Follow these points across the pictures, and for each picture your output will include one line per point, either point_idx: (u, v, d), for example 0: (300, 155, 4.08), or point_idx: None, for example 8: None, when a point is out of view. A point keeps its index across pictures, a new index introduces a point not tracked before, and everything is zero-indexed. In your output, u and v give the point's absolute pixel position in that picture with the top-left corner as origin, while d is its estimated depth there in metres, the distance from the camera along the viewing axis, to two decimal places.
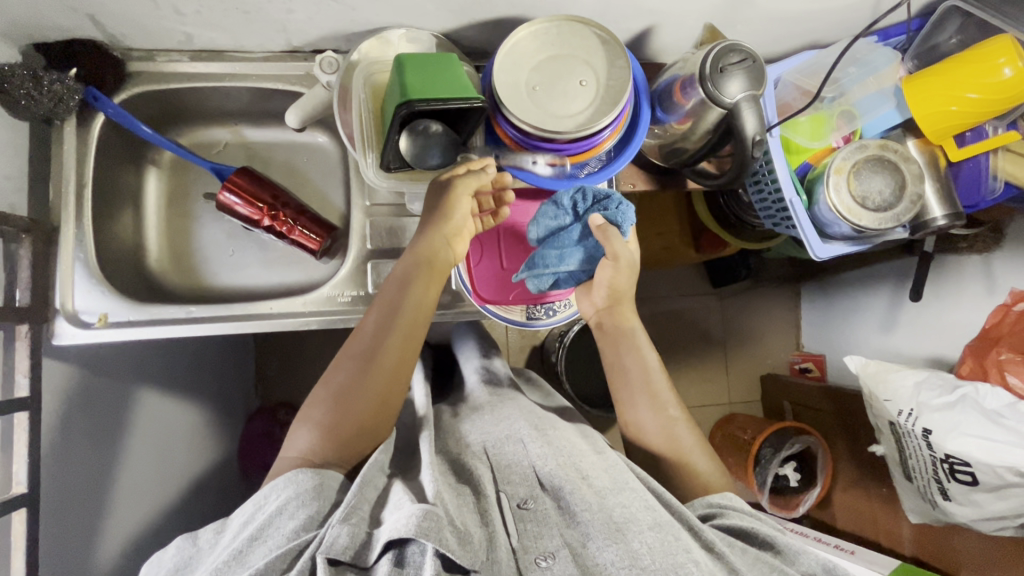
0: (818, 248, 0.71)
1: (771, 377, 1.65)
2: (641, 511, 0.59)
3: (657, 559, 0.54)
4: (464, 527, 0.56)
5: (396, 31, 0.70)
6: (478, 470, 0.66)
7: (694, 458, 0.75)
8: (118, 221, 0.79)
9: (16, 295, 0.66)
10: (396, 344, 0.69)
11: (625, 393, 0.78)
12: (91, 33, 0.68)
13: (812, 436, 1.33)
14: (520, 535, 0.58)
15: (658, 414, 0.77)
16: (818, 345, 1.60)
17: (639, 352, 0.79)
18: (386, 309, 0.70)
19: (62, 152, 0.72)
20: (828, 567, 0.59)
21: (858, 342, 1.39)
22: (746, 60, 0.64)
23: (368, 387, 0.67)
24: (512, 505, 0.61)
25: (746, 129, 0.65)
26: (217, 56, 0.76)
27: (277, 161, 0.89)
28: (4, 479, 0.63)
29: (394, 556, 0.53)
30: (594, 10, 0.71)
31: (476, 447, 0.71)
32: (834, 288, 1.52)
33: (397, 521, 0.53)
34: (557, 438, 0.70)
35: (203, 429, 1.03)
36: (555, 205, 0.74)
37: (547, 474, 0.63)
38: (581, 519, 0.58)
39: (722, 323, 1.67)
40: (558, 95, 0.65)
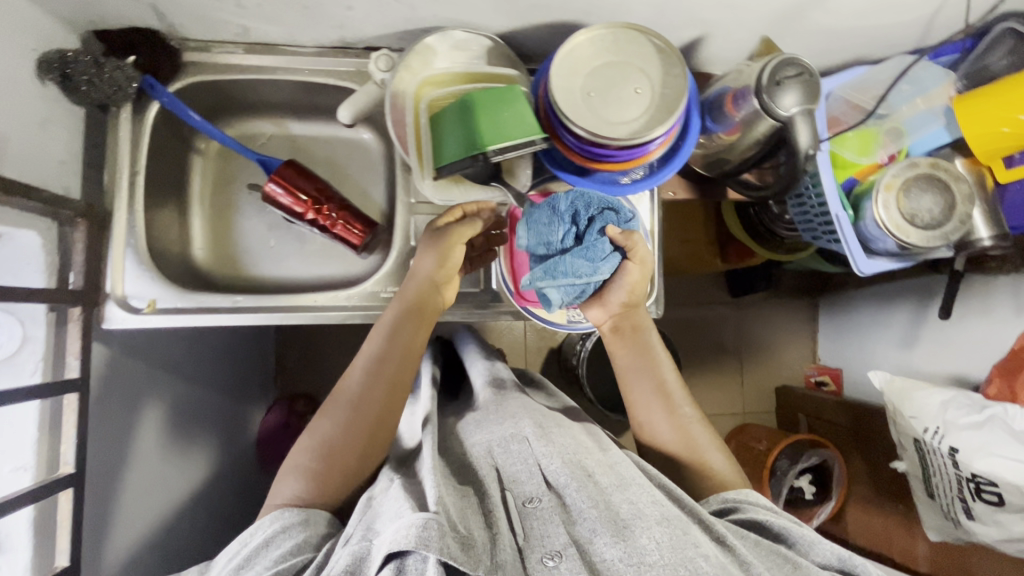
0: (862, 263, 0.72)
1: (786, 390, 1.65)
2: (649, 507, 0.58)
3: (666, 554, 0.53)
4: (466, 532, 0.55)
5: (455, 31, 0.69)
6: (484, 475, 0.65)
7: (710, 458, 0.75)
8: (166, 210, 0.80)
9: (70, 277, 0.67)
10: (386, 390, 0.69)
11: (639, 395, 0.79)
12: (152, 22, 0.69)
13: (828, 450, 1.32)
14: (527, 535, 0.58)
15: (672, 416, 0.77)
16: (834, 359, 1.61)
17: (652, 355, 0.80)
18: (375, 356, 0.70)
19: (118, 138, 0.73)
20: (842, 559, 0.58)
21: (878, 358, 1.40)
22: (802, 74, 0.64)
23: (357, 431, 0.67)
24: (518, 504, 0.61)
25: (799, 142, 0.66)
26: (270, 50, 0.77)
27: (320, 156, 0.89)
28: (52, 459, 0.65)
29: (395, 566, 0.51)
30: (649, 16, 0.71)
31: (479, 450, 0.70)
32: (853, 302, 1.52)
33: (397, 531, 0.52)
34: (560, 436, 0.69)
35: (221, 418, 1.04)
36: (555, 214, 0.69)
37: (554, 472, 0.63)
38: (586, 516, 0.57)
39: (739, 333, 1.68)
40: (612, 102, 0.66)
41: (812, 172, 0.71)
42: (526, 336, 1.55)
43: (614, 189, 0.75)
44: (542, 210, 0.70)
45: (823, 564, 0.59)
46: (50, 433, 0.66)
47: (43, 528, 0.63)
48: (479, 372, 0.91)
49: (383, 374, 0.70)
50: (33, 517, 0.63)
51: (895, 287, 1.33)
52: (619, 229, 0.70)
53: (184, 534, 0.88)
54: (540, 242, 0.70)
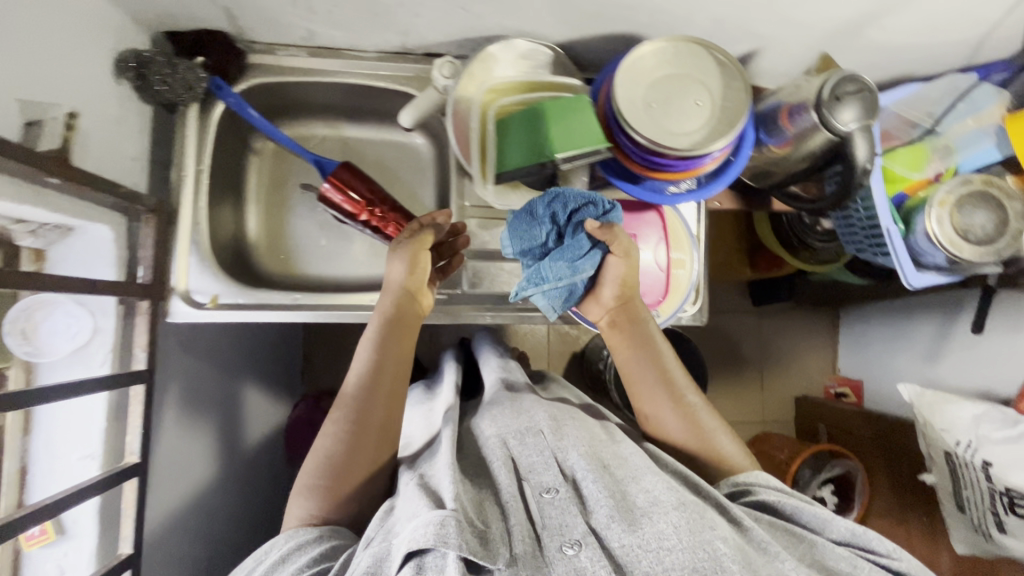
0: (912, 276, 0.73)
1: (806, 399, 1.66)
2: (664, 494, 0.57)
3: (683, 538, 0.52)
4: (482, 525, 0.55)
5: (520, 42, 0.71)
6: (496, 464, 0.64)
7: (723, 447, 0.71)
8: (225, 207, 0.82)
9: (139, 272, 0.69)
10: (383, 403, 0.66)
11: (642, 387, 0.74)
12: (223, 25, 0.71)
13: (851, 460, 1.33)
14: (543, 524, 0.56)
15: (680, 410, 0.72)
16: (854, 370, 1.62)
17: (652, 345, 0.74)
18: (368, 374, 0.67)
19: (184, 136, 0.75)
20: (856, 533, 0.58)
21: (901, 370, 1.40)
22: (861, 91, 0.66)
23: (360, 448, 0.64)
24: (534, 493, 0.60)
25: (856, 156, 0.67)
26: (333, 53, 0.78)
27: (371, 157, 0.90)
28: (119, 448, 0.67)
29: (415, 563, 0.51)
30: (707, 29, 0.73)
31: (493, 441, 0.68)
32: (875, 313, 1.53)
33: (414, 530, 0.52)
34: (573, 429, 0.68)
35: (249, 412, 1.05)
36: (531, 218, 0.68)
37: (573, 466, 0.62)
38: (599, 505, 0.56)
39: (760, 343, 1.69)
40: (673, 113, 0.67)
41: (865, 189, 0.73)
42: (549, 340, 1.56)
43: (665, 198, 0.76)
44: (521, 216, 0.69)
45: (839, 540, 0.59)
46: (116, 424, 0.67)
47: (109, 518, 0.66)
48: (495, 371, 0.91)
49: (379, 390, 0.67)
50: (101, 504, 0.65)
51: (920, 300, 1.34)
52: (597, 223, 0.66)
53: (214, 526, 0.89)
54: (520, 250, 0.70)
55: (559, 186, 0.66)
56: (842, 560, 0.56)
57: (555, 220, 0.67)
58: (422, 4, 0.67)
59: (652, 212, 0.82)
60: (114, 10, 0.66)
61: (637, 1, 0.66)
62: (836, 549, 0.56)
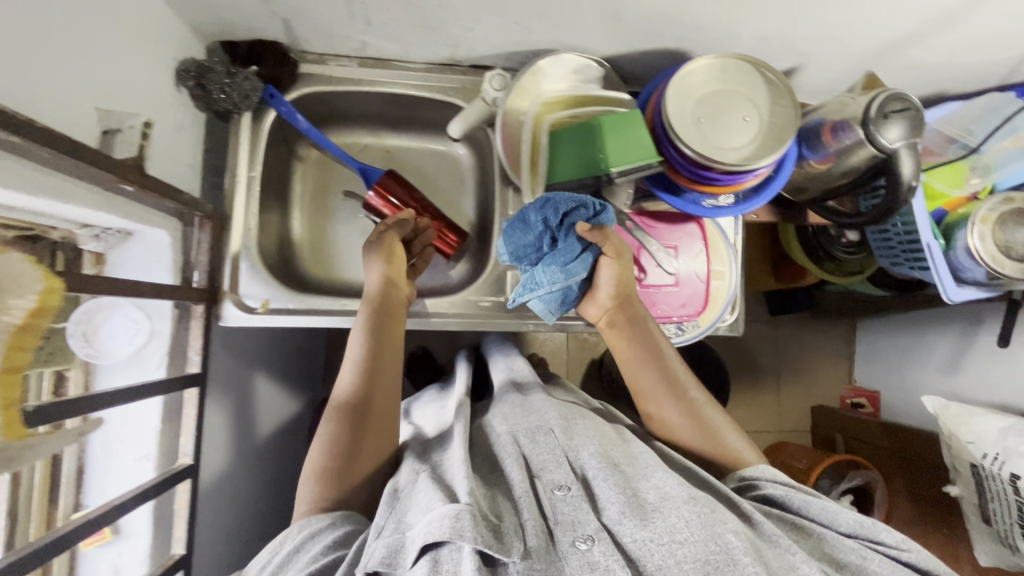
0: (951, 291, 0.74)
1: (823, 409, 1.66)
2: (675, 489, 0.54)
3: (696, 531, 0.49)
4: (496, 518, 0.51)
5: (571, 58, 0.72)
6: (506, 460, 0.60)
7: (732, 443, 0.66)
8: (272, 214, 0.83)
9: (195, 276, 0.71)
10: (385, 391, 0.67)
11: (643, 384, 0.70)
12: (279, 36, 0.73)
13: (870, 470, 1.30)
14: (555, 520, 0.53)
15: (684, 405, 0.68)
16: (872, 381, 1.61)
17: (652, 341, 0.71)
18: (367, 365, 0.67)
19: (237, 144, 0.76)
20: (865, 525, 0.55)
21: (919, 381, 1.41)
22: (908, 109, 0.67)
23: (363, 427, 0.63)
24: (545, 490, 0.56)
25: (903, 173, 0.68)
26: (383, 64, 0.80)
27: (412, 166, 0.92)
28: (172, 450, 0.69)
29: (430, 558, 0.48)
30: (753, 46, 0.75)
31: (504, 437, 0.64)
32: (893, 323, 1.53)
33: (430, 523, 0.49)
34: (585, 428, 0.65)
35: (278, 415, 1.05)
36: (524, 224, 0.69)
37: (585, 465, 0.58)
38: (612, 503, 0.53)
39: (774, 355, 1.70)
40: (722, 128, 0.69)
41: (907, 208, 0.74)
42: (567, 347, 1.57)
43: (706, 210, 0.77)
44: (516, 224, 0.71)
45: (848, 533, 0.56)
46: (170, 425, 0.69)
47: (161, 518, 0.67)
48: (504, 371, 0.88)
49: (379, 379, 0.67)
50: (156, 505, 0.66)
51: (940, 312, 1.34)
52: (586, 225, 0.66)
53: (248, 527, 0.90)
54: (515, 256, 0.71)
55: (549, 193, 0.67)
56: (851, 554, 0.53)
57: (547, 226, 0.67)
58: (477, 19, 0.68)
59: (694, 224, 0.83)
60: (178, 21, 0.68)
61: (688, 18, 0.68)
62: (845, 543, 0.54)
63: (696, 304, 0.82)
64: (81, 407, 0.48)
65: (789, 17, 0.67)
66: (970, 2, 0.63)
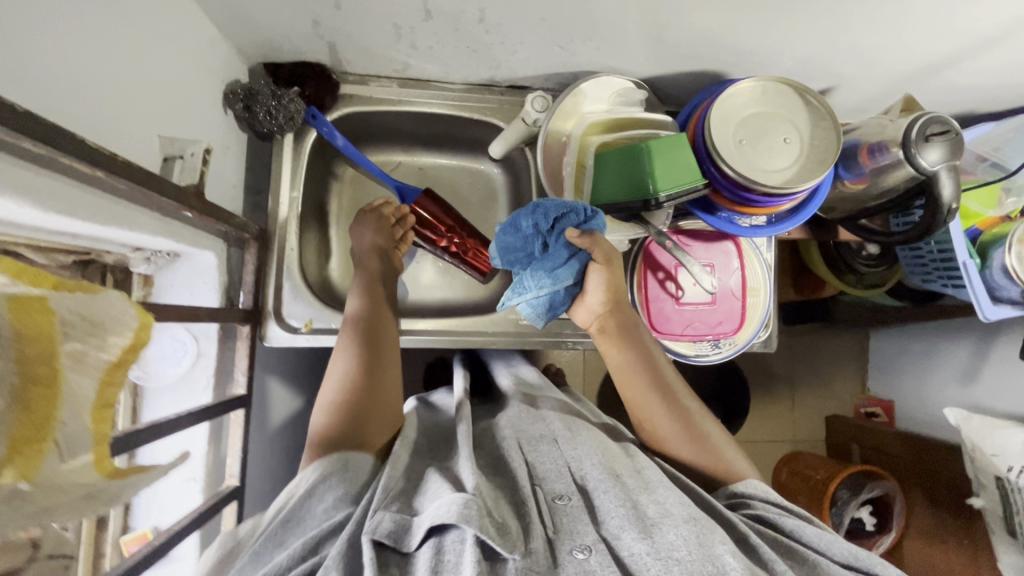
0: (989, 309, 0.74)
1: (837, 419, 1.55)
2: (676, 506, 0.52)
3: (694, 551, 0.47)
4: (501, 516, 0.50)
5: (618, 81, 0.73)
6: (514, 463, 0.59)
7: (727, 454, 0.64)
8: (309, 232, 0.83)
9: (240, 297, 0.71)
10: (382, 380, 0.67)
11: (634, 390, 0.68)
12: (323, 58, 0.73)
13: (890, 481, 1.26)
14: (555, 527, 0.51)
15: (678, 414, 0.66)
16: (886, 389, 1.52)
17: (643, 346, 0.70)
18: (355, 363, 0.67)
19: (279, 164, 0.77)
20: (859, 556, 0.52)
21: (937, 395, 1.33)
22: (948, 132, 0.68)
23: (369, 369, 0.67)
24: (545, 501, 0.55)
25: (943, 195, 0.69)
26: (422, 85, 0.80)
27: (445, 183, 0.92)
28: (218, 473, 0.68)
29: (433, 544, 0.47)
30: (790, 68, 0.76)
31: (508, 441, 0.63)
32: (906, 333, 1.45)
33: (437, 507, 0.48)
34: (588, 439, 0.63)
35: None
36: (515, 229, 0.68)
37: (587, 475, 0.57)
38: (614, 514, 0.51)
39: (788, 361, 1.57)
40: (763, 150, 0.69)
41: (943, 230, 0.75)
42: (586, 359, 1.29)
43: (744, 229, 0.77)
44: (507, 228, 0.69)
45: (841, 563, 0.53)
46: (215, 446, 0.69)
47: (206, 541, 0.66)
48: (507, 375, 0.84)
49: (370, 373, 0.67)
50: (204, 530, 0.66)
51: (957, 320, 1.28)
52: (577, 232, 0.64)
53: None
54: (506, 261, 0.70)
55: (539, 200, 0.67)
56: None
57: (538, 231, 0.67)
58: (522, 42, 0.69)
59: (730, 242, 0.83)
60: (227, 44, 0.68)
61: (732, 43, 0.69)
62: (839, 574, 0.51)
63: (735, 321, 0.82)
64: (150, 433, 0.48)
65: (830, 42, 0.69)
66: (1011, 29, 0.64)
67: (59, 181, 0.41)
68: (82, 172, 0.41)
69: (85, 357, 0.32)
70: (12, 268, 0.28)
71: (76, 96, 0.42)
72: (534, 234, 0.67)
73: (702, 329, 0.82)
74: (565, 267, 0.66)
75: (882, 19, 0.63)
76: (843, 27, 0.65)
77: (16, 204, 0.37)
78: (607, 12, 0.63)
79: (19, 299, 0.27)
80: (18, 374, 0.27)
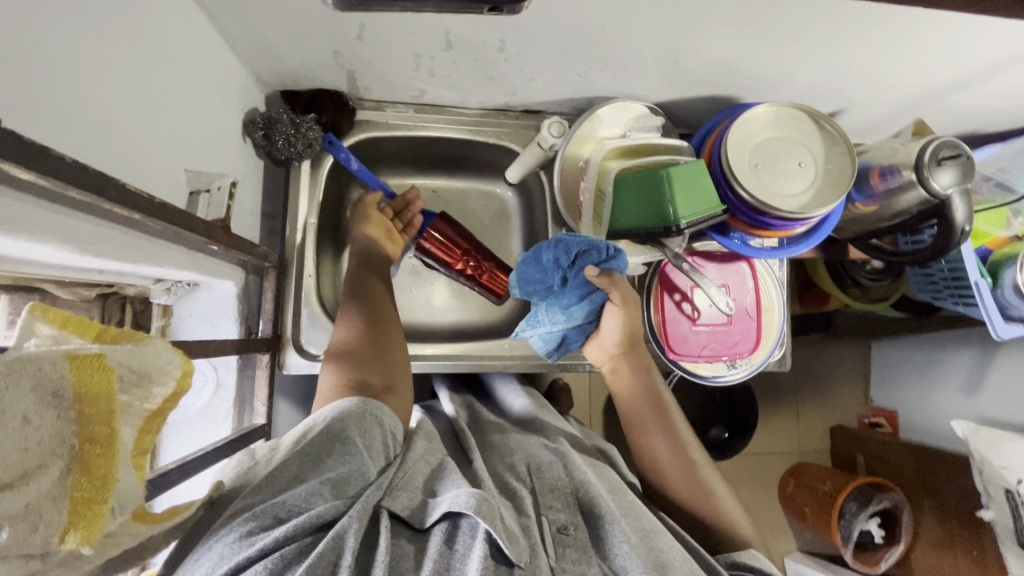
0: (1001, 328, 0.75)
1: (841, 430, 1.55)
2: (679, 560, 0.51)
3: None
4: (512, 527, 0.49)
5: (637, 107, 0.76)
6: (521, 491, 0.57)
7: (733, 517, 0.61)
8: (324, 257, 0.83)
9: (261, 325, 0.70)
10: (386, 362, 0.64)
11: (641, 431, 0.67)
12: (341, 85, 0.74)
13: (898, 493, 1.26)
14: (559, 558, 0.50)
15: (686, 465, 0.64)
16: (889, 400, 1.53)
17: (656, 390, 0.69)
18: (352, 351, 0.63)
19: (296, 190, 0.77)
20: None
21: (939, 406, 1.34)
22: (959, 155, 0.68)
23: (375, 323, 0.67)
24: (550, 528, 0.52)
25: (956, 218, 0.70)
26: (437, 110, 0.81)
27: (458, 206, 0.92)
28: None
29: (447, 527, 0.48)
30: (801, 93, 0.77)
31: (519, 460, 0.62)
32: (907, 344, 1.46)
33: (457, 493, 0.48)
34: (600, 471, 0.63)
35: None
36: (537, 262, 0.69)
37: (593, 502, 0.55)
38: (623, 550, 0.50)
39: (793, 373, 1.57)
40: (778, 174, 0.70)
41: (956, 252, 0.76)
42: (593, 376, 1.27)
43: (758, 250, 0.78)
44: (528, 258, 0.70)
45: None
46: None
47: None
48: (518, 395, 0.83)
49: (370, 356, 0.63)
50: None
51: (958, 331, 1.29)
52: (597, 271, 0.66)
53: None
54: (524, 291, 0.71)
55: (562, 234, 0.68)
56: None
57: (559, 266, 0.68)
58: (540, 69, 0.70)
59: (745, 262, 0.84)
60: (247, 74, 0.68)
61: (745, 70, 0.71)
62: None
63: (751, 341, 0.83)
64: (180, 471, 0.47)
65: (842, 69, 0.70)
66: (1018, 56, 0.66)
67: (95, 223, 0.41)
68: (115, 212, 0.41)
69: (129, 408, 0.32)
70: (58, 317, 0.30)
71: (113, 138, 0.42)
72: (555, 269, 0.68)
73: (719, 350, 0.82)
74: (580, 305, 0.69)
75: (893, 48, 0.65)
76: (855, 55, 0.67)
77: (57, 249, 0.37)
78: (626, 42, 0.64)
79: (79, 356, 0.27)
80: (78, 436, 0.26)
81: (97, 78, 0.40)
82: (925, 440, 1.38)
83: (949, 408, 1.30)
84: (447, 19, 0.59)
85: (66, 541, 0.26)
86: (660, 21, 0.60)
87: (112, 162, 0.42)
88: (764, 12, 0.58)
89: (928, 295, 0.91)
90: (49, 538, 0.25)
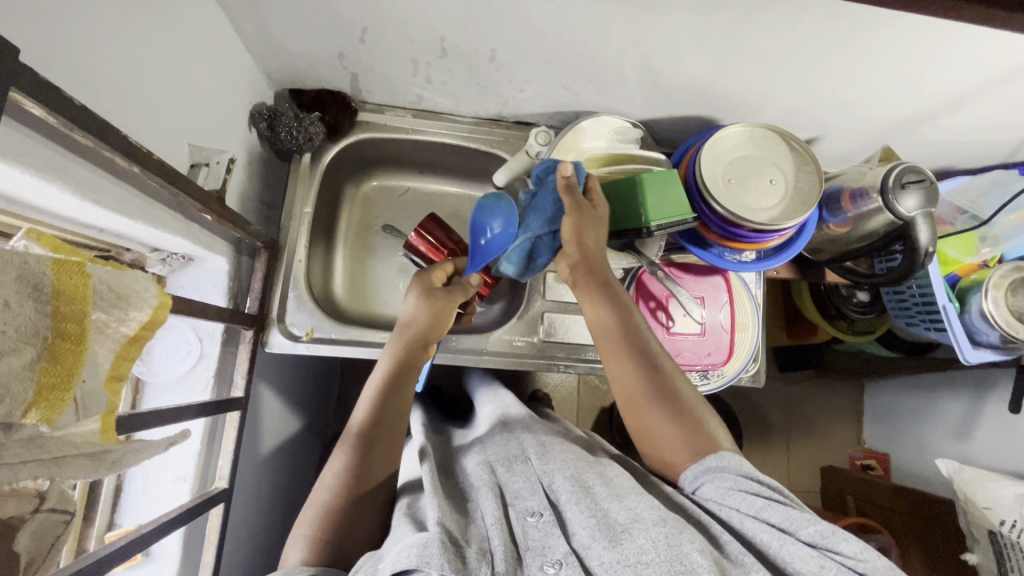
0: (968, 352, 0.77)
1: (832, 471, 1.49)
2: (646, 510, 0.51)
3: (662, 554, 0.46)
4: (466, 543, 0.48)
5: (618, 121, 0.80)
6: (480, 493, 0.57)
7: (703, 415, 0.61)
8: (316, 247, 0.86)
9: (248, 302, 0.73)
10: (367, 471, 0.60)
11: (612, 350, 0.65)
12: (344, 86, 0.79)
13: (885, 534, 1.09)
14: (525, 548, 0.50)
15: (646, 356, 0.63)
16: (879, 442, 1.47)
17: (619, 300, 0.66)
18: (349, 447, 0.61)
19: (295, 180, 0.81)
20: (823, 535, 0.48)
21: (926, 446, 1.29)
22: (923, 180, 0.72)
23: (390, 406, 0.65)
24: (517, 517, 0.53)
25: (920, 239, 0.72)
26: (434, 116, 0.86)
27: (449, 209, 0.97)
28: (206, 477, 0.67)
29: None
30: (778, 117, 0.82)
31: (479, 468, 0.61)
32: (896, 385, 1.42)
33: (398, 552, 0.46)
34: (562, 452, 0.62)
35: None
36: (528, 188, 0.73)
37: (558, 489, 0.56)
38: (584, 523, 0.51)
39: (784, 409, 1.55)
40: (751, 189, 0.73)
41: (923, 276, 0.79)
42: (578, 393, 1.26)
43: (734, 264, 0.80)
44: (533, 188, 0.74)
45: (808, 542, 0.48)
46: (207, 449, 0.68)
47: (190, 545, 0.66)
48: (486, 410, 0.81)
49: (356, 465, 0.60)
50: (186, 532, 0.65)
51: (948, 372, 1.24)
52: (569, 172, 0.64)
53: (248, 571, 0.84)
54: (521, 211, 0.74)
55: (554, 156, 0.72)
56: (811, 565, 0.46)
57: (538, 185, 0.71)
58: (529, 81, 0.76)
59: (720, 276, 0.87)
60: (257, 70, 0.74)
61: (720, 92, 0.76)
62: (802, 559, 0.46)
63: (725, 353, 0.85)
64: (153, 418, 0.49)
65: (813, 97, 0.75)
66: (976, 92, 0.70)
67: (88, 169, 0.44)
68: (110, 160, 0.45)
69: (106, 326, 0.35)
70: (51, 242, 0.33)
71: (124, 101, 0.47)
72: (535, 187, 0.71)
73: (692, 360, 0.84)
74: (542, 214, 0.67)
75: (859, 78, 0.69)
76: (824, 84, 0.71)
77: (59, 190, 0.41)
78: (608, 59, 0.70)
79: (61, 260, 0.31)
80: (51, 330, 0.30)
81: (114, 46, 0.45)
82: (914, 484, 1.30)
83: (938, 450, 1.24)
84: (440, 26, 0.64)
85: (27, 417, 0.29)
86: (637, 39, 0.65)
87: (121, 122, 0.47)
88: (732, 39, 0.63)
89: (902, 320, 0.93)
90: (13, 412, 0.28)
